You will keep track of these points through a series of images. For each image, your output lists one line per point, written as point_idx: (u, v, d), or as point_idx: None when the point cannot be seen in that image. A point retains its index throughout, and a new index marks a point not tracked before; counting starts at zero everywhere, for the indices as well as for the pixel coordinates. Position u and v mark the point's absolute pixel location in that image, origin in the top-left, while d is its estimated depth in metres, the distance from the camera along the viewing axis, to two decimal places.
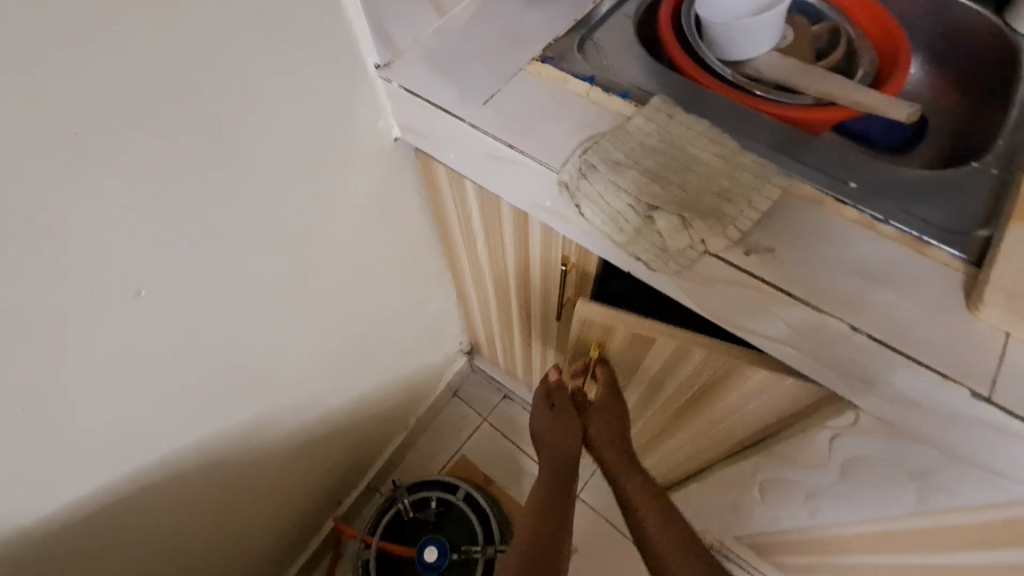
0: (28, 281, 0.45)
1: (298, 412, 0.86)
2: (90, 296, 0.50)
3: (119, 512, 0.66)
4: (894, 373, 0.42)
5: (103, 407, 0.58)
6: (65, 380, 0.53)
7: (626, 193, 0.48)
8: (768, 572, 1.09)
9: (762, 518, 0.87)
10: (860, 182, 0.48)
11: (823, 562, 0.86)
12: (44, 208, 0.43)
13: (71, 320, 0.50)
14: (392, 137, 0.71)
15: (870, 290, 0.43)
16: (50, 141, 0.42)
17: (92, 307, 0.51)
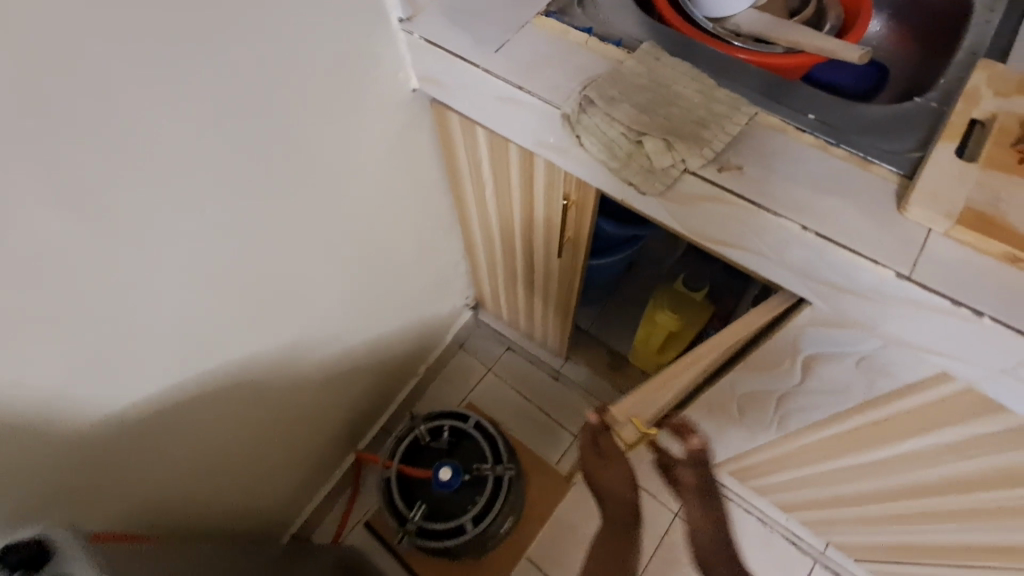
0: (118, 190, 0.53)
1: (325, 346, 0.95)
2: (164, 210, 0.58)
3: (177, 417, 0.74)
4: (837, 264, 0.52)
5: (169, 315, 0.65)
6: (141, 286, 0.60)
7: (619, 123, 0.57)
8: (749, 496, 1.20)
9: (742, 438, 0.97)
10: (818, 113, 0.57)
11: (796, 476, 0.97)
12: (133, 126, 0.51)
13: (149, 231, 0.58)
14: (411, 87, 0.79)
15: (819, 197, 0.53)
16: (141, 67, 0.49)
17: (165, 221, 0.59)
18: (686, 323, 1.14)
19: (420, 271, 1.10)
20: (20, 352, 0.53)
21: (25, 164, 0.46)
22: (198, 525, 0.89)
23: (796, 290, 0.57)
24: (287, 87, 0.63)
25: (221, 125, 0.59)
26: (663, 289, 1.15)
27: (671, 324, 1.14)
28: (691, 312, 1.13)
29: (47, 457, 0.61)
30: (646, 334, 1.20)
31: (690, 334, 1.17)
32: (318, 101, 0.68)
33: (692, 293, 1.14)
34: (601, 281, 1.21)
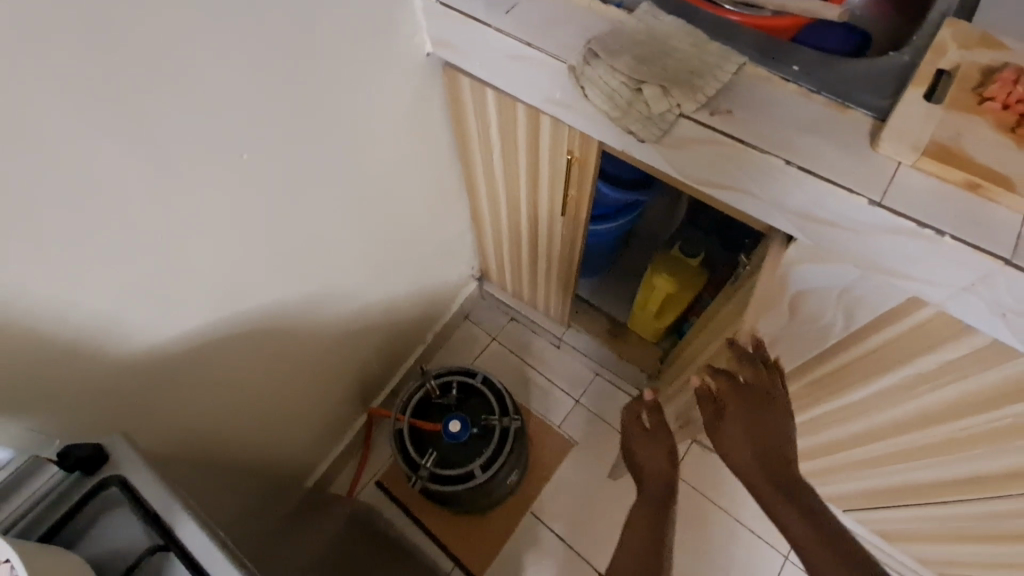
0: (166, 127, 0.58)
1: (342, 303, 1.00)
2: (206, 149, 0.63)
3: (211, 356, 0.79)
4: (817, 197, 0.57)
5: (207, 253, 0.70)
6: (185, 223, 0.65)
7: (620, 73, 0.63)
8: None
9: None
10: (801, 65, 0.63)
11: None
12: (182, 67, 0.56)
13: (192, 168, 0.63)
14: (425, 52, 0.84)
15: (801, 137, 0.58)
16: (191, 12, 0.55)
17: (206, 160, 0.64)
18: (682, 288, 1.20)
19: (429, 236, 1.16)
20: (78, 275, 0.58)
21: (91, 95, 0.51)
22: (225, 469, 0.94)
23: (783, 227, 0.63)
24: (314, 41, 0.68)
25: (258, 73, 0.64)
26: (660, 256, 1.21)
27: (667, 289, 1.20)
28: (687, 277, 1.19)
29: (97, 381, 0.66)
30: (644, 300, 1.26)
31: (686, 299, 1.22)
32: (341, 59, 0.73)
33: (688, 260, 1.19)
34: (602, 249, 1.26)
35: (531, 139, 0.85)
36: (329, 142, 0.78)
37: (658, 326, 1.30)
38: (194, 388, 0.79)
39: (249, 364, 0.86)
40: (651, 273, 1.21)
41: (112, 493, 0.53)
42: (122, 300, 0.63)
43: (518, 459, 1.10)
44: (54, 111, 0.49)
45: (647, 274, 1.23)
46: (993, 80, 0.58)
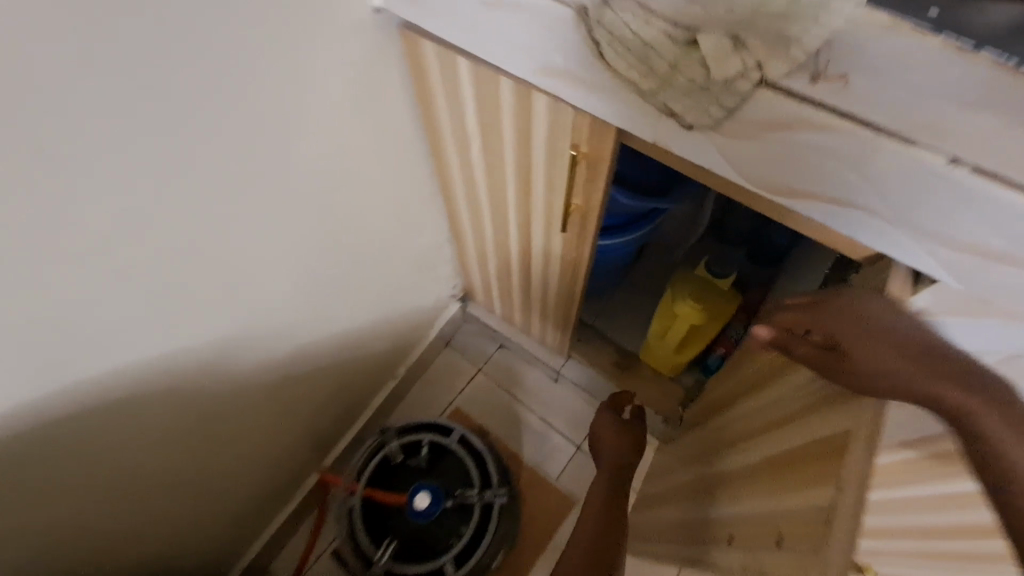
0: None
1: (267, 346, 0.77)
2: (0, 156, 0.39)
3: (70, 438, 0.57)
4: (991, 212, 0.35)
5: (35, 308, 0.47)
6: None
7: (659, 20, 0.39)
8: None
9: None
10: (941, 7, 0.36)
11: None
12: None
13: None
14: (372, 5, 0.59)
15: (968, 115, 0.33)
16: None
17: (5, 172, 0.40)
18: (710, 318, 0.96)
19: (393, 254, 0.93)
20: None
21: None
22: (115, 558, 0.77)
23: (920, 265, 0.41)
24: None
25: (86, 29, 0.39)
26: (681, 276, 0.98)
27: (692, 319, 0.97)
28: (716, 305, 0.95)
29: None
30: (661, 331, 1.03)
31: (712, 331, 0.99)
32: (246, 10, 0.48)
33: (717, 283, 0.96)
34: (609, 269, 1.03)
35: (520, 130, 0.62)
36: (233, 135, 0.54)
37: (677, 361, 1.06)
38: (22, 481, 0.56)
39: (139, 436, 0.67)
40: (670, 298, 0.98)
41: None
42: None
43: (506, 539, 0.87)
44: None
45: (666, 300, 0.99)
46: None
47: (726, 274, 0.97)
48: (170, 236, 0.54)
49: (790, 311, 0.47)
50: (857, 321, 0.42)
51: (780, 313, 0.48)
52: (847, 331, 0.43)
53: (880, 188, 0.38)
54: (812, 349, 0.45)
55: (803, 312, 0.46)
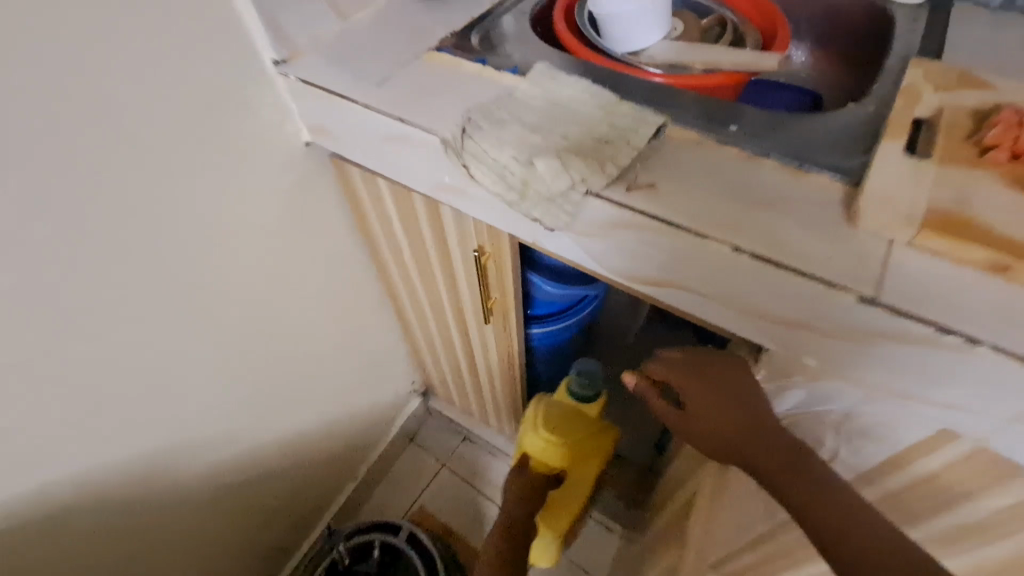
0: None
1: (210, 444, 0.78)
2: None
3: (11, 556, 0.59)
4: (801, 295, 0.40)
5: None
6: None
7: (508, 145, 0.48)
8: None
9: None
10: (739, 125, 0.49)
11: None
12: None
13: None
14: (302, 141, 0.69)
15: (752, 212, 0.42)
16: None
17: None
18: (575, 454, 0.76)
19: (343, 357, 0.96)
20: None
21: None
22: None
23: (743, 332, 0.47)
24: (131, 109, 0.51)
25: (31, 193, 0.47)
26: (539, 401, 0.79)
27: (551, 454, 0.77)
28: (580, 436, 0.77)
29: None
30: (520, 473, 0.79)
31: (652, 430, 1.06)
32: (191, 144, 0.57)
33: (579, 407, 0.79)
34: (555, 357, 1.06)
35: (436, 234, 0.70)
36: (177, 241, 0.60)
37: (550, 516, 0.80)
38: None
39: (88, 558, 0.68)
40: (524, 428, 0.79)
41: None
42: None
43: None
44: None
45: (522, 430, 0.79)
46: (988, 124, 0.43)
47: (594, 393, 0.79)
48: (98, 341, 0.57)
49: (657, 367, 0.51)
50: (706, 382, 0.48)
51: (651, 369, 0.51)
52: (697, 391, 0.48)
53: (711, 279, 0.44)
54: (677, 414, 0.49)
55: (666, 368, 0.50)
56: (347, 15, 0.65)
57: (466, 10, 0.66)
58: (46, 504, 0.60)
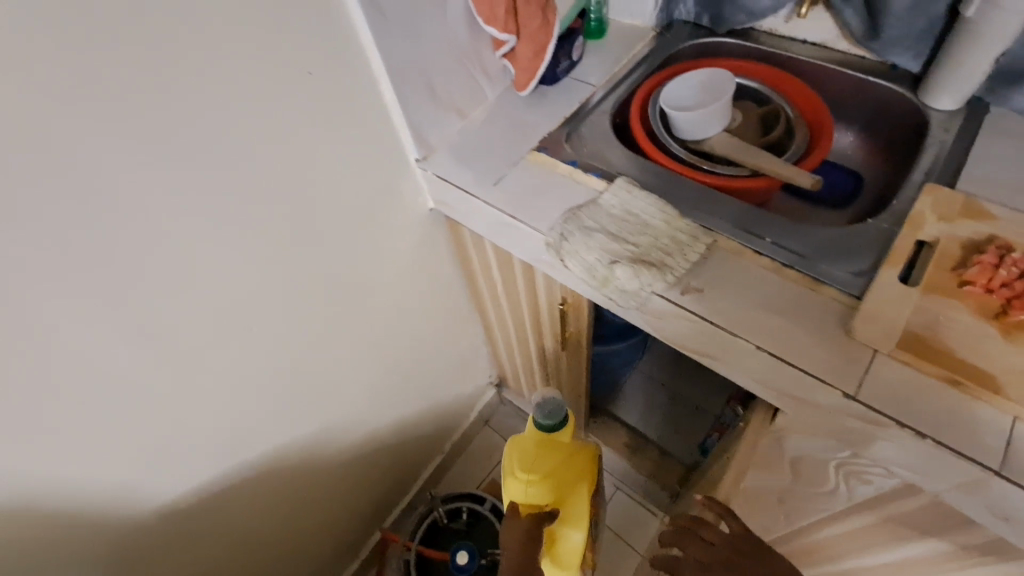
0: (190, 311, 0.66)
1: (350, 427, 1.02)
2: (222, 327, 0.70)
3: (225, 497, 0.84)
4: (803, 383, 0.56)
5: (219, 408, 0.76)
6: (204, 388, 0.72)
7: (595, 250, 0.65)
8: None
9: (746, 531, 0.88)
10: (774, 236, 0.64)
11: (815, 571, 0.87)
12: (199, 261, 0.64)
13: (209, 345, 0.70)
14: (428, 207, 0.90)
15: (773, 317, 0.58)
16: (207, 218, 0.62)
17: (221, 338, 0.71)
18: (555, 484, 0.79)
19: (441, 359, 1.18)
20: (124, 442, 0.67)
21: (118, 301, 0.59)
22: None
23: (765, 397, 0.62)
24: (321, 199, 0.74)
25: (261, 259, 0.70)
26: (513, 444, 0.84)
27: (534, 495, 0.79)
28: (555, 466, 0.81)
29: (59, 528, 0.66)
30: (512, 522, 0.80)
31: (694, 437, 1.26)
32: (353, 218, 0.80)
33: (546, 436, 0.83)
34: (617, 369, 1.24)
35: (528, 281, 0.88)
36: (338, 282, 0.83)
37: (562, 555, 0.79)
38: (168, 533, 0.79)
39: (265, 502, 0.92)
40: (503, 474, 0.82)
41: None
42: (90, 464, 0.64)
43: None
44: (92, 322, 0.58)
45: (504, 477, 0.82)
46: (974, 260, 0.56)
47: (559, 420, 0.83)
48: (288, 353, 0.82)
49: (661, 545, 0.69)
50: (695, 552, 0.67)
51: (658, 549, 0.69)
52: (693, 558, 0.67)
53: (742, 363, 0.60)
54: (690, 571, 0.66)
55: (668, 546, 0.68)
56: (468, 114, 0.84)
57: (560, 110, 0.84)
58: (249, 462, 0.85)
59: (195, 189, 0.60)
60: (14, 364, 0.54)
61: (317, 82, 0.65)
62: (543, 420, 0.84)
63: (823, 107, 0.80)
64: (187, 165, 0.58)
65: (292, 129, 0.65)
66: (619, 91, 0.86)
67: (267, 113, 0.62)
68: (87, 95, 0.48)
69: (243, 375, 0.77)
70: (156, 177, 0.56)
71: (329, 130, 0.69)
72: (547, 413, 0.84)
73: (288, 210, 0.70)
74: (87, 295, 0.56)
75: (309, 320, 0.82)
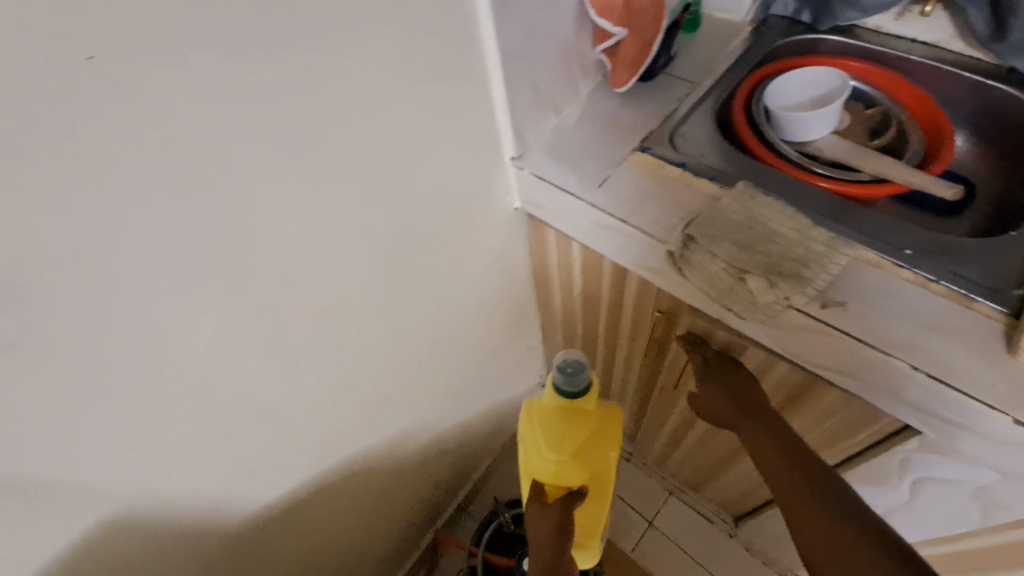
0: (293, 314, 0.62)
1: (419, 430, 0.98)
2: (320, 331, 0.67)
3: (303, 502, 0.80)
4: (961, 408, 0.53)
5: (310, 412, 0.73)
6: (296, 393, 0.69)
7: (720, 258, 0.62)
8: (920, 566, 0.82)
9: None
10: (913, 248, 0.60)
11: None
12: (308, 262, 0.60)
13: (304, 349, 0.66)
14: (512, 206, 0.87)
15: (924, 337, 0.55)
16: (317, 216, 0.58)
17: (319, 341, 0.68)
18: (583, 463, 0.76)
19: (505, 359, 1.14)
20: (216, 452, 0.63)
21: (229, 306, 0.55)
22: None
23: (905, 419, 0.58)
24: (422, 198, 0.70)
25: (363, 260, 0.67)
26: (531, 410, 0.79)
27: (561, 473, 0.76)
28: (582, 443, 0.76)
29: (153, 539, 0.62)
30: (539, 504, 0.75)
31: None
32: (447, 217, 0.76)
33: (567, 403, 0.77)
34: None
35: (617, 286, 0.85)
36: (428, 284, 0.80)
37: (586, 517, 0.82)
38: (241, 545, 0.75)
39: (338, 509, 0.88)
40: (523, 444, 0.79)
41: None
42: (189, 472, 0.61)
43: None
44: (209, 329, 0.54)
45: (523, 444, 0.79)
46: None
47: (581, 388, 0.76)
48: (373, 357, 0.78)
49: None
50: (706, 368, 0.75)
51: None
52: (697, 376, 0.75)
53: (883, 382, 0.57)
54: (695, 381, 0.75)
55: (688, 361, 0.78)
56: (561, 110, 0.81)
57: (658, 109, 0.80)
58: (329, 466, 0.81)
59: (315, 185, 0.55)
60: (132, 373, 0.50)
61: (438, 77, 0.61)
62: (564, 386, 0.77)
63: (938, 109, 0.78)
64: (313, 161, 0.54)
65: (407, 126, 0.61)
66: (718, 89, 0.83)
67: (387, 108, 0.58)
68: (230, 90, 0.44)
69: (331, 378, 0.73)
70: (283, 172, 0.52)
71: (439, 127, 0.65)
72: (569, 377, 0.77)
73: (394, 209, 0.67)
74: (207, 297, 0.52)
75: (396, 324, 0.78)
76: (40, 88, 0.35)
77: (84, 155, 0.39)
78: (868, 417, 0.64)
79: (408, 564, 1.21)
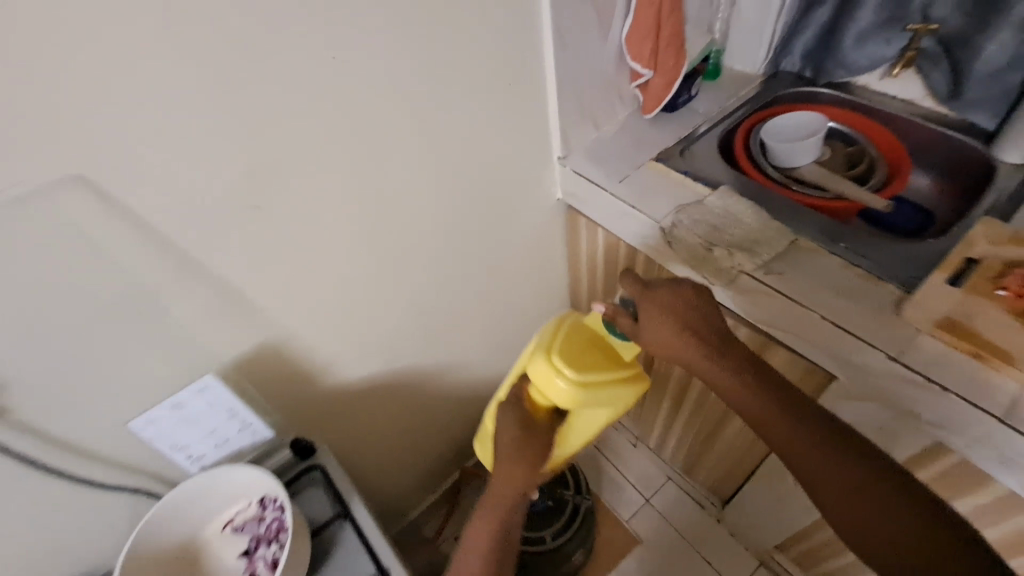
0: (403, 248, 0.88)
1: (462, 369, 1.23)
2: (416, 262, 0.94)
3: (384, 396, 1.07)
4: (856, 350, 0.74)
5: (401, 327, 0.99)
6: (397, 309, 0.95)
7: (697, 235, 0.85)
8: None
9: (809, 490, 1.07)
10: (845, 242, 0.83)
11: None
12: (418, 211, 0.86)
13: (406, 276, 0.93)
14: (555, 196, 1.13)
15: (837, 299, 0.76)
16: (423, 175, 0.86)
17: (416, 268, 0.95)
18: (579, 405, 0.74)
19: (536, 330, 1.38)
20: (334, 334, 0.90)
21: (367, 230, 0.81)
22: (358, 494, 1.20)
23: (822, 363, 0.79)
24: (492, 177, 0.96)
25: (450, 216, 0.93)
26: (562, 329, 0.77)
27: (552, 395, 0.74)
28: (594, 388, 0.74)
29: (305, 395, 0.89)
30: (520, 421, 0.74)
31: None
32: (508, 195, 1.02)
33: (610, 342, 0.77)
34: None
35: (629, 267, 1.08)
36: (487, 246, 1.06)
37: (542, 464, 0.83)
38: (327, 423, 0.98)
39: (398, 414, 1.14)
40: (545, 378, 0.72)
41: (314, 475, 0.80)
42: None
43: (582, 538, 1.24)
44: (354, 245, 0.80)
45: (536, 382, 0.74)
46: (1010, 273, 0.71)
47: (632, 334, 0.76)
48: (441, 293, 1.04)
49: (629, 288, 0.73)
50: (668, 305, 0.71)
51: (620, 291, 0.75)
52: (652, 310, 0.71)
53: (805, 331, 0.78)
54: (658, 316, 0.70)
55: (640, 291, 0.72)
56: (600, 127, 1.07)
57: (676, 132, 1.05)
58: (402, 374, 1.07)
59: (427, 154, 0.82)
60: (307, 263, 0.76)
61: (513, 90, 0.88)
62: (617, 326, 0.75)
63: (901, 148, 0.98)
64: (432, 136, 0.80)
65: (490, 122, 0.88)
66: (725, 122, 1.07)
67: (479, 108, 0.85)
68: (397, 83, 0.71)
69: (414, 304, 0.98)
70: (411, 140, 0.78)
71: (510, 126, 0.92)
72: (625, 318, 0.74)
73: (474, 181, 0.93)
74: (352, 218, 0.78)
75: (458, 272, 1.04)
76: (301, 69, 0.61)
77: (315, 113, 0.65)
78: (805, 368, 0.84)
79: (436, 494, 1.44)
